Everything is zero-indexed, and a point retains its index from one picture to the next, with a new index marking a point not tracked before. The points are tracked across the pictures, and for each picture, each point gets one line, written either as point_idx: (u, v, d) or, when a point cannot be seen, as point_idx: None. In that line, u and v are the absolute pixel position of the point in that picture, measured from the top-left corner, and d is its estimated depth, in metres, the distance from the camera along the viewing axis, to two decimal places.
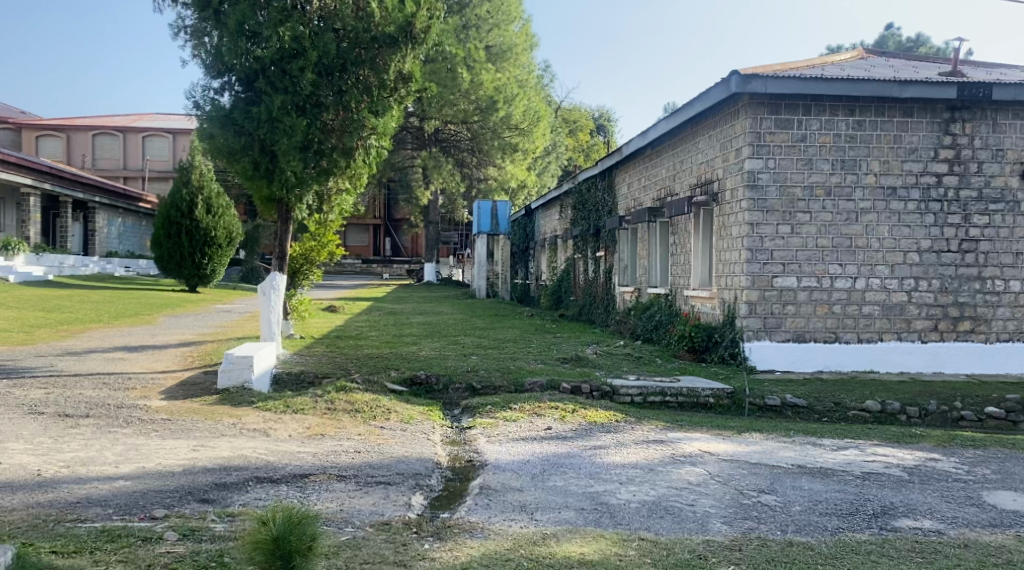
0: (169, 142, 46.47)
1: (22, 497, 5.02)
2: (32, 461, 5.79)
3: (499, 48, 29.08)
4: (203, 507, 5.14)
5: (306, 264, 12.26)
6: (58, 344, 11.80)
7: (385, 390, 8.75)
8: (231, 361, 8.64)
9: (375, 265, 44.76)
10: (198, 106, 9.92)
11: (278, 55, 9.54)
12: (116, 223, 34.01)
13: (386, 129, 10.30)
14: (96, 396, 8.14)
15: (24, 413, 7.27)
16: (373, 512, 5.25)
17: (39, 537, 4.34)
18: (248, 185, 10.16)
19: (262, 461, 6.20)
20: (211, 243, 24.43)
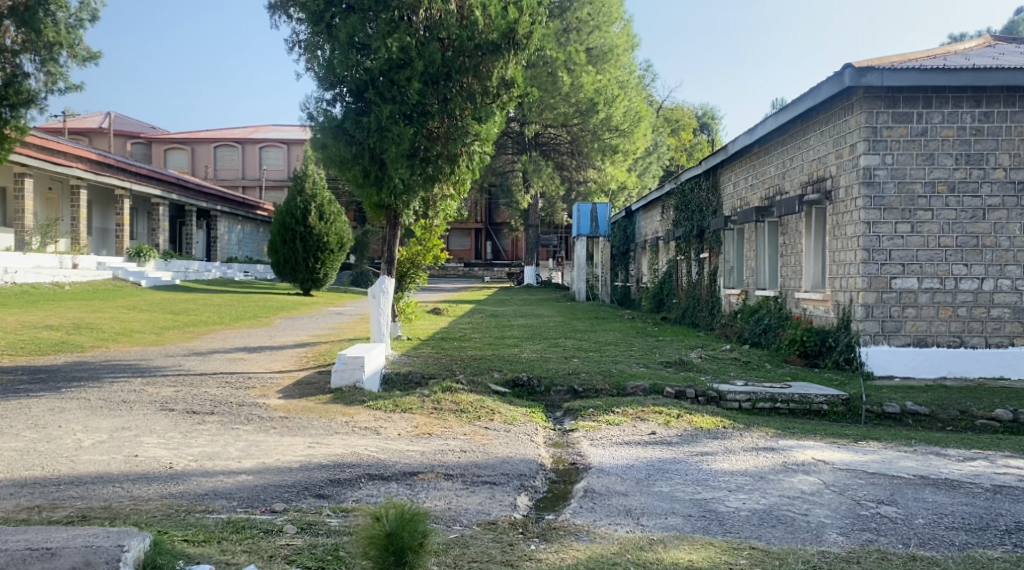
0: (285, 153, 48.44)
1: (157, 487, 5.34)
2: (165, 454, 6.15)
3: (600, 50, 28.97)
4: (319, 502, 5.34)
5: (413, 268, 12.53)
6: (185, 345, 12.47)
7: (488, 391, 8.87)
8: (344, 361, 8.93)
9: (477, 268, 45.31)
10: (312, 117, 10.30)
11: (386, 66, 9.81)
12: (236, 230, 35.65)
13: (489, 135, 10.39)
14: (220, 394, 8.57)
15: (157, 410, 7.73)
16: (479, 512, 5.32)
17: (172, 526, 4.60)
18: (359, 193, 10.49)
19: (373, 458, 6.38)
20: (324, 248, 25.27)
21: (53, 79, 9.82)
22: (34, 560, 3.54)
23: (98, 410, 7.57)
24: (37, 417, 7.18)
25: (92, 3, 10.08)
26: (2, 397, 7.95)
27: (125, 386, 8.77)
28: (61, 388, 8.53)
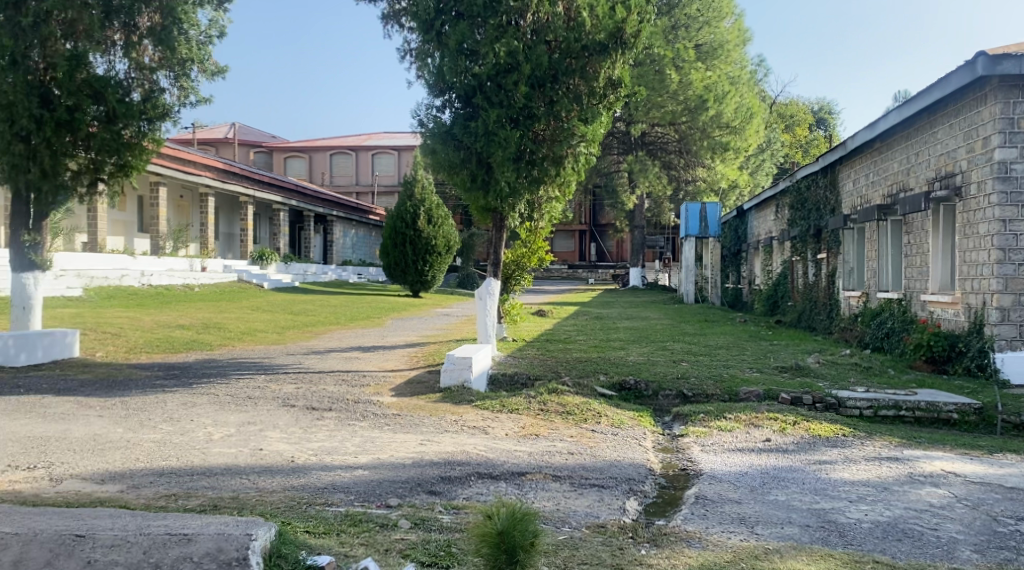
0: (395, 159, 49.62)
1: (281, 480, 5.57)
2: (287, 448, 6.40)
3: (710, 46, 28.39)
4: (432, 498, 5.44)
5: (518, 270, 12.62)
6: (304, 344, 12.95)
7: (595, 394, 8.83)
8: (453, 361, 9.07)
9: (582, 270, 45.20)
10: (422, 123, 10.51)
11: (494, 71, 9.91)
12: (350, 234, 36.78)
13: (596, 136, 10.35)
14: (336, 391, 8.85)
15: (278, 406, 8.05)
16: (588, 514, 5.31)
17: (295, 517, 4.78)
18: (466, 197, 10.62)
19: (482, 457, 6.45)
20: (432, 251, 25.74)
21: (186, 94, 10.35)
22: (172, 544, 3.70)
23: (225, 405, 7.95)
24: (171, 411, 7.60)
25: (221, 20, 10.59)
26: (140, 391, 8.45)
27: (250, 383, 9.18)
28: (192, 383, 9.00)
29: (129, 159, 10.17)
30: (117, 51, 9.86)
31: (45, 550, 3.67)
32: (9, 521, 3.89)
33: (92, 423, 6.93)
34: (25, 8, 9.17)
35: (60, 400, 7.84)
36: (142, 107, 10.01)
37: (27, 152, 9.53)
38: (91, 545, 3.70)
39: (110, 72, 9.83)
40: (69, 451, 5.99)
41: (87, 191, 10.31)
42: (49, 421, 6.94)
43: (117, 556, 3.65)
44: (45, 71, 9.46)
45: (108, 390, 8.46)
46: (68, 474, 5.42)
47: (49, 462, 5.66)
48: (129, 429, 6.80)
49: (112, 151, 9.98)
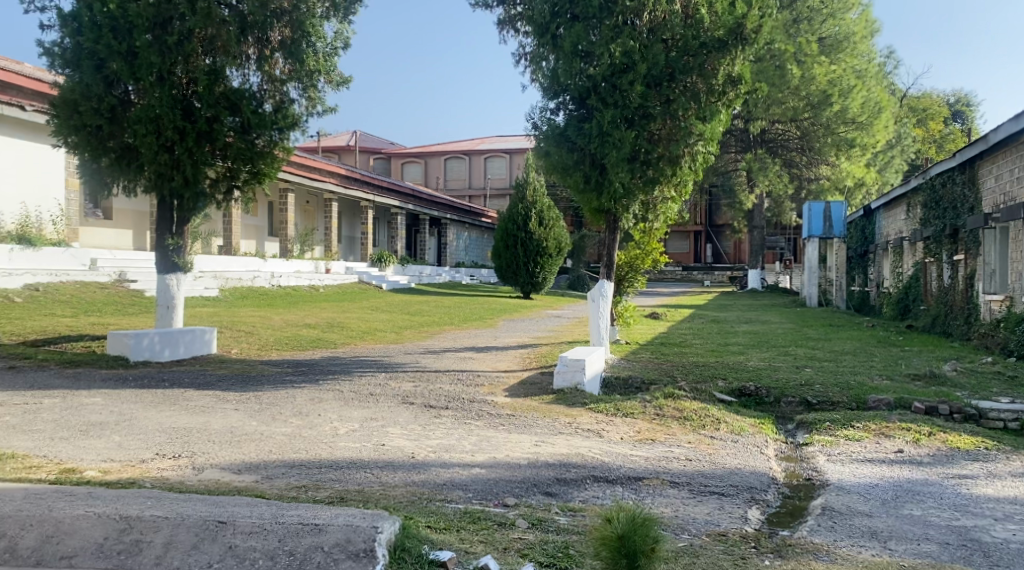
0: (508, 162, 50.07)
1: (402, 475, 5.70)
2: (407, 444, 6.55)
3: (833, 39, 27.38)
4: (548, 499, 5.45)
5: (631, 272, 12.51)
6: (420, 343, 13.23)
7: (712, 399, 8.64)
8: (565, 363, 9.06)
9: (698, 272, 44.36)
10: (536, 126, 10.55)
11: (609, 71, 9.84)
12: (463, 237, 37.39)
13: (715, 134, 10.14)
14: (453, 390, 8.99)
15: (398, 403, 8.25)
16: (708, 522, 5.19)
17: (416, 512, 4.87)
18: (580, 198, 10.58)
19: (598, 460, 6.41)
20: (544, 252, 25.80)
21: (314, 104, 10.78)
22: (304, 533, 3.84)
23: (349, 401, 8.20)
24: (299, 405, 7.90)
25: (346, 31, 10.97)
26: (271, 387, 8.82)
27: (371, 380, 9.44)
28: (317, 380, 9.33)
29: (262, 167, 10.63)
30: (251, 64, 10.34)
31: (191, 534, 3.84)
32: (159, 506, 4.10)
33: (229, 416, 7.29)
34: (170, 28, 9.78)
35: (199, 394, 8.28)
36: (274, 118, 10.46)
37: (171, 162, 10.11)
38: (232, 531, 3.86)
39: (244, 85, 10.32)
40: (209, 442, 6.31)
41: (224, 198, 10.83)
42: (190, 413, 7.34)
43: (256, 543, 3.80)
44: (187, 86, 10.03)
45: (242, 385, 8.88)
46: (208, 463, 5.70)
47: (191, 452, 5.98)
48: (262, 422, 7.11)
49: (246, 159, 10.47)
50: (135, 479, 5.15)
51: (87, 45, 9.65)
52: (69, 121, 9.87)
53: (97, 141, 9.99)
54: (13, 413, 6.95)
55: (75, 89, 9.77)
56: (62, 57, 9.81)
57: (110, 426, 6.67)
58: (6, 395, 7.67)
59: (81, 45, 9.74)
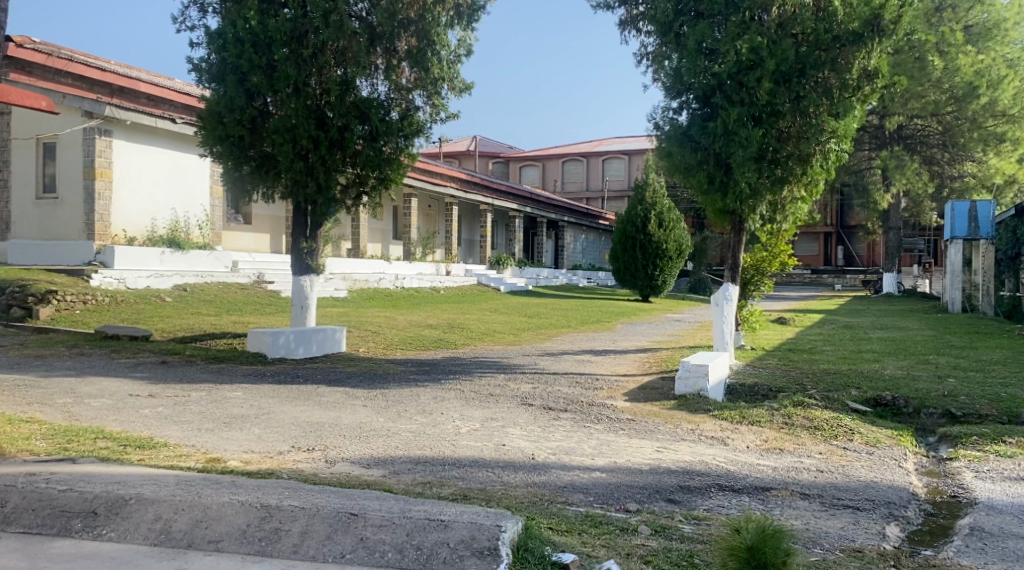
0: (626, 163, 49.59)
1: (523, 476, 5.72)
2: (528, 446, 6.57)
3: (981, 27, 26.03)
4: (671, 506, 5.34)
5: (757, 275, 12.15)
6: (539, 345, 13.28)
7: (845, 408, 8.27)
8: (688, 368, 8.87)
9: (828, 276, 42.73)
10: (658, 126, 10.40)
11: (735, 68, 9.55)
12: (581, 240, 37.37)
13: (848, 131, 9.74)
14: (572, 393, 8.97)
15: (518, 404, 8.29)
16: (842, 537, 4.96)
17: (538, 513, 4.85)
18: (703, 199, 10.33)
19: (723, 469, 6.24)
20: (664, 255, 25.36)
21: (438, 111, 11.00)
22: (431, 529, 3.90)
23: (471, 401, 8.31)
24: (424, 404, 8.07)
25: (468, 39, 11.15)
26: (396, 385, 9.04)
27: (491, 381, 9.53)
28: (440, 379, 9.50)
29: (389, 173, 10.94)
30: (379, 74, 10.67)
31: (325, 524, 3.96)
32: (296, 496, 4.25)
33: (358, 412, 7.53)
34: (305, 41, 10.19)
35: (330, 390, 8.58)
36: (400, 125, 10.75)
37: (305, 169, 10.54)
38: (363, 524, 3.96)
39: (373, 94, 10.65)
40: (340, 436, 6.52)
41: (353, 203, 11.19)
42: (321, 409, 7.62)
43: (385, 535, 3.89)
44: (321, 96, 10.43)
45: (369, 383, 9.14)
46: (340, 457, 5.89)
47: (324, 446, 6.20)
48: (389, 418, 7.30)
49: (374, 166, 10.79)
50: (274, 470, 5.38)
51: (231, 60, 10.18)
52: (214, 132, 10.44)
53: (238, 151, 10.51)
54: (163, 405, 7.40)
55: (220, 101, 10.33)
56: (209, 72, 10.41)
57: (250, 419, 7.00)
58: (157, 388, 8.18)
59: (226, 60, 10.28)
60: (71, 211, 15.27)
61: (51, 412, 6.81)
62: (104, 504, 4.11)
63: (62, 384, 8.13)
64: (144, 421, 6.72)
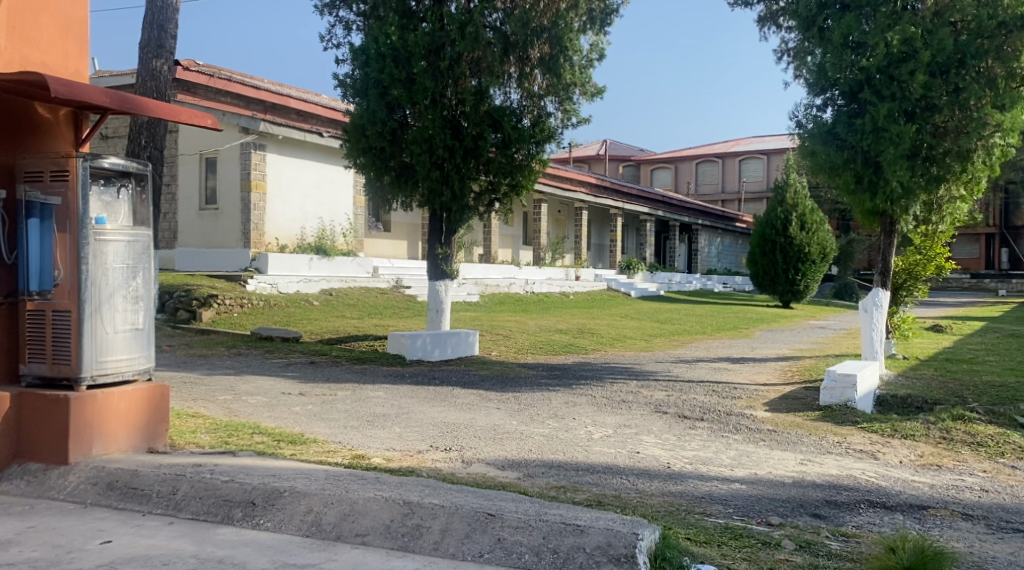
0: (764, 163, 47.98)
1: (659, 485, 5.59)
2: (663, 454, 6.44)
3: None
4: (817, 521, 5.07)
5: (910, 280, 11.50)
6: (672, 352, 13.03)
7: (1012, 423, 7.66)
8: (833, 378, 8.44)
9: (989, 281, 40.03)
10: (801, 124, 9.98)
11: (885, 62, 9.05)
12: (715, 244, 36.54)
13: (1015, 123, 9.12)
14: (709, 402, 8.74)
15: (652, 412, 8.14)
16: (1012, 563, 4.56)
17: (675, 523, 4.69)
18: (851, 200, 9.84)
19: (874, 485, 5.90)
20: (806, 259, 24.37)
21: (569, 116, 11.02)
22: (567, 533, 3.85)
23: (603, 407, 8.23)
24: (556, 408, 8.06)
25: (601, 43, 11.11)
26: (529, 388, 9.09)
27: (623, 388, 9.41)
28: (572, 385, 9.45)
29: (521, 179, 10.99)
30: (512, 82, 10.78)
31: (464, 523, 3.99)
32: (436, 494, 4.32)
33: (492, 414, 7.60)
34: (442, 53, 10.42)
35: (465, 392, 8.71)
36: (532, 132, 10.80)
37: (441, 177, 10.72)
38: (499, 525, 3.97)
39: (506, 102, 10.75)
40: (475, 437, 6.60)
41: (486, 209, 11.30)
42: (457, 410, 7.74)
43: (521, 536, 3.88)
44: (456, 107, 10.61)
45: (503, 386, 9.22)
46: (476, 458, 5.96)
47: (461, 446, 6.28)
48: (522, 421, 7.33)
49: (506, 173, 10.88)
50: (414, 468, 5.50)
51: (373, 75, 10.53)
52: (358, 145, 10.85)
53: (380, 162, 10.87)
54: (311, 403, 7.72)
55: (363, 115, 10.72)
56: (353, 87, 10.81)
57: (391, 419, 7.19)
58: (306, 387, 8.54)
59: (368, 75, 10.65)
60: (230, 221, 16.22)
61: (212, 408, 7.22)
62: (261, 494, 4.31)
63: (222, 382, 8.61)
64: (295, 418, 7.03)
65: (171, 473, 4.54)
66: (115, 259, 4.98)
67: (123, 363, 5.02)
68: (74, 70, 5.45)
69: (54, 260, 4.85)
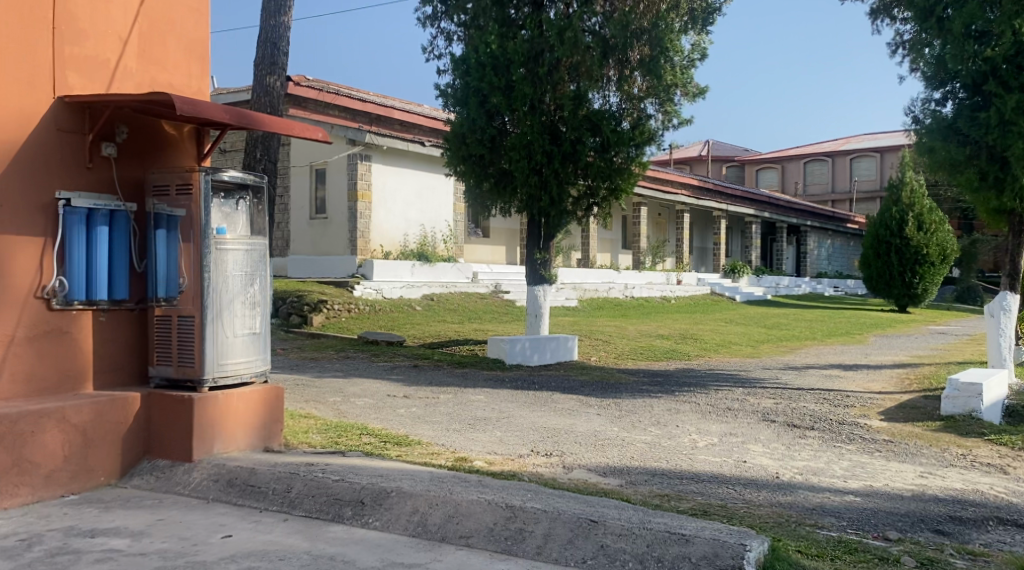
0: (878, 162, 46.04)
1: (768, 495, 5.47)
2: (771, 464, 6.29)
3: None
4: (940, 538, 4.84)
5: None
6: (780, 358, 12.68)
7: None
8: (956, 387, 8.05)
9: None
10: (918, 120, 9.59)
11: (1012, 51, 8.57)
12: (825, 245, 35.36)
13: None
14: (819, 410, 8.47)
15: (759, 420, 7.95)
16: None
17: (786, 535, 4.56)
18: (974, 198, 9.37)
19: (1003, 501, 5.59)
20: (923, 260, 23.27)
21: (670, 117, 10.93)
22: (671, 542, 3.82)
23: (707, 415, 8.10)
24: (659, 415, 7.98)
25: (703, 42, 10.96)
26: (630, 395, 9.03)
27: (729, 395, 9.23)
28: (674, 391, 9.32)
29: (620, 183, 10.96)
30: (611, 85, 10.75)
31: (566, 529, 4.01)
32: (538, 499, 4.36)
33: (594, 420, 7.59)
34: (541, 60, 10.45)
35: (565, 397, 8.73)
36: (631, 134, 10.76)
37: (540, 183, 10.75)
38: (602, 531, 3.96)
39: (605, 106, 10.74)
40: (576, 443, 6.61)
41: (584, 214, 11.28)
42: (558, 415, 7.76)
43: (625, 544, 3.86)
44: (554, 111, 10.65)
45: (604, 392, 9.20)
46: (577, 463, 5.97)
47: (562, 451, 6.31)
48: (624, 428, 7.30)
49: (606, 177, 10.85)
50: (516, 472, 5.56)
51: (473, 83, 10.70)
52: (458, 153, 11.05)
53: (479, 169, 11.04)
54: (416, 405, 7.89)
55: (463, 123, 10.92)
56: (454, 96, 11.04)
57: (493, 423, 7.27)
58: (411, 390, 8.74)
59: (469, 84, 10.84)
60: (339, 229, 16.76)
61: (322, 409, 7.49)
62: (370, 494, 4.45)
63: (331, 384, 8.91)
64: (400, 420, 7.21)
65: (286, 471, 4.74)
66: (234, 267, 5.24)
67: (242, 365, 5.28)
68: (196, 88, 5.76)
69: (179, 269, 5.14)
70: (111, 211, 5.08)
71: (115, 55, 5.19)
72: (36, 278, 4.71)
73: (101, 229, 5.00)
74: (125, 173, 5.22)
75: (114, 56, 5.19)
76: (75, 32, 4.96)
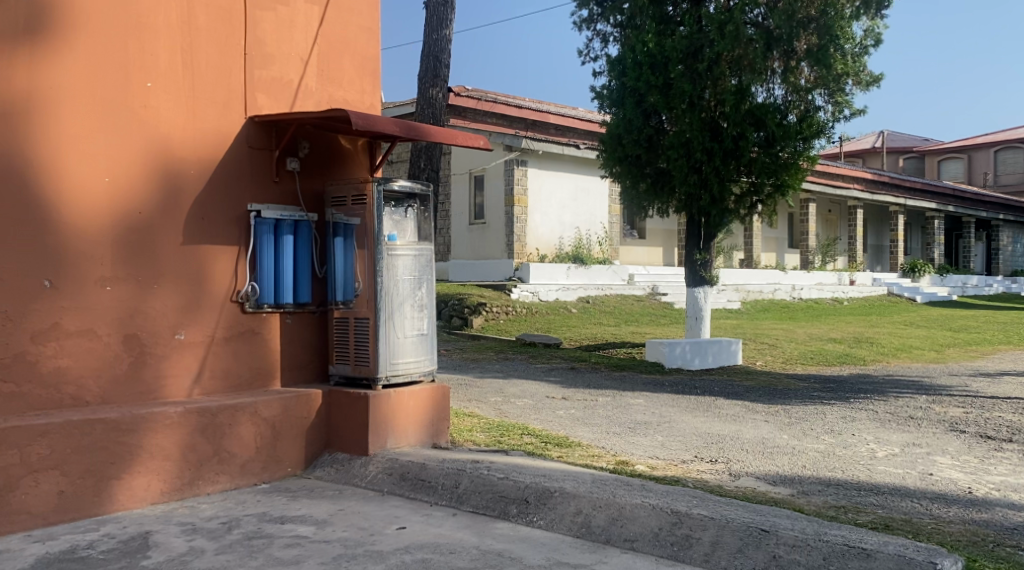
0: None
1: (958, 511, 5.10)
2: (962, 478, 5.85)
3: None
4: None
5: None
6: (970, 364, 11.76)
7: None
8: None
9: None
10: None
11: None
12: (1021, 240, 32.52)
13: None
14: (1018, 421, 7.80)
15: (945, 430, 7.43)
16: None
17: (983, 555, 4.25)
18: None
19: None
20: None
21: (841, 108, 10.44)
22: (851, 557, 3.65)
23: (887, 423, 7.65)
24: (831, 423, 7.62)
25: (877, 27, 10.39)
26: (799, 401, 8.68)
27: (911, 403, 8.67)
28: (849, 398, 8.86)
29: (787, 179, 10.52)
30: (775, 78, 10.34)
31: (736, 538, 3.90)
32: (705, 506, 4.28)
33: (761, 427, 7.35)
34: (700, 56, 10.22)
35: (730, 403, 8.51)
36: (798, 128, 10.37)
37: (700, 181, 10.54)
38: (775, 541, 3.83)
39: (769, 99, 10.35)
40: (742, 450, 6.42)
41: (747, 213, 10.88)
42: (722, 421, 7.58)
43: (799, 556, 3.72)
44: (715, 108, 10.40)
45: (770, 397, 8.89)
46: (744, 471, 5.81)
47: (727, 458, 6.16)
48: (794, 436, 7.02)
49: (771, 172, 10.44)
50: (679, 477, 5.47)
51: (630, 84, 10.63)
52: (615, 154, 11.02)
53: (636, 169, 10.97)
54: (577, 408, 7.93)
55: (620, 124, 10.86)
56: (609, 98, 11.02)
57: (655, 427, 7.20)
58: (570, 392, 8.80)
59: (625, 85, 10.79)
60: (496, 233, 17.09)
61: (485, 409, 7.68)
62: (534, 493, 4.52)
63: (493, 385, 9.11)
64: (561, 422, 7.27)
65: (454, 468, 4.90)
66: (404, 272, 5.46)
67: (412, 365, 5.50)
68: (369, 103, 6.05)
69: (356, 274, 5.43)
70: (295, 221, 5.43)
71: (297, 76, 5.56)
72: (231, 282, 5.11)
73: (287, 238, 5.35)
74: (307, 185, 5.57)
75: (296, 77, 5.55)
76: (262, 56, 5.35)
